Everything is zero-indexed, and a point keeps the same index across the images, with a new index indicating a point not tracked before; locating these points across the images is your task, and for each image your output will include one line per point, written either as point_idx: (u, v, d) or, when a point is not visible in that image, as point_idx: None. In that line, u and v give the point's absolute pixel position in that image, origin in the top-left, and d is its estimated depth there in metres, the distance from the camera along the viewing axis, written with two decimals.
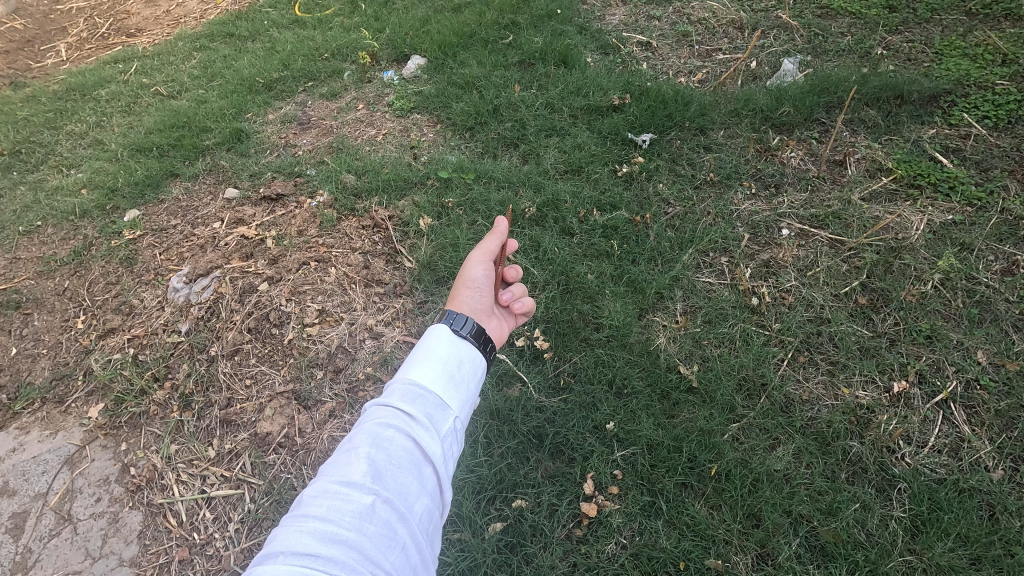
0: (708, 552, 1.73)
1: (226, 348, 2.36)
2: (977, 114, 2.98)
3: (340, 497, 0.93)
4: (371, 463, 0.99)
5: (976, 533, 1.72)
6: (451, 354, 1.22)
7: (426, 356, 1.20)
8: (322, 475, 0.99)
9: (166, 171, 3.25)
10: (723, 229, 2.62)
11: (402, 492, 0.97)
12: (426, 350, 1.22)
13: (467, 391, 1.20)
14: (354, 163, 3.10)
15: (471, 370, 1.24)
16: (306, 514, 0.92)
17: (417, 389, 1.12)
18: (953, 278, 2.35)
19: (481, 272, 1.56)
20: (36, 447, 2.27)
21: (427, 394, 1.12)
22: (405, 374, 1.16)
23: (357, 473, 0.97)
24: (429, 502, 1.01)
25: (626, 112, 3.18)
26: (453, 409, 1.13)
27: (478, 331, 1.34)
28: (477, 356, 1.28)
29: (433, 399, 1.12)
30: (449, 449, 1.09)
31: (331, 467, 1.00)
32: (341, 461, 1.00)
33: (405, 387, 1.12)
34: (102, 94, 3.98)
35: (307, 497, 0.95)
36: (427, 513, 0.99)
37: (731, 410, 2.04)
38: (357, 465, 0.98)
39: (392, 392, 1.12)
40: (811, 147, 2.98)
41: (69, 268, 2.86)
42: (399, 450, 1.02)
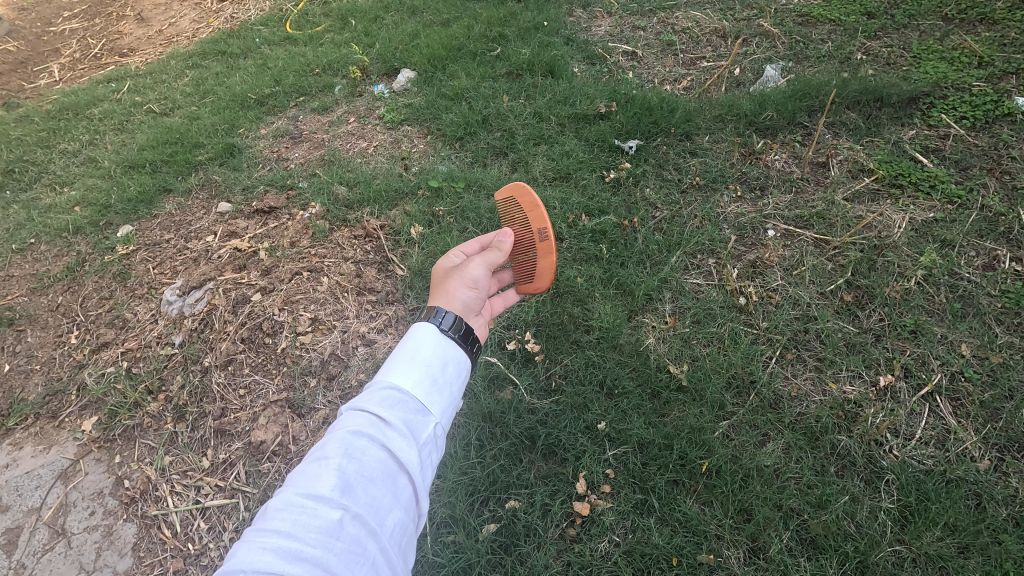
0: (701, 548, 1.75)
1: (220, 358, 2.38)
2: (955, 115, 3.04)
3: (307, 511, 0.94)
4: (341, 475, 0.99)
5: (965, 522, 1.74)
6: (434, 356, 1.23)
7: (408, 358, 1.20)
8: (291, 485, 0.99)
9: (159, 187, 3.28)
10: (710, 232, 2.66)
11: (373, 506, 0.98)
12: (408, 352, 1.22)
13: (449, 395, 1.21)
14: (346, 175, 3.15)
15: (454, 373, 1.24)
16: (272, 527, 0.92)
17: (396, 395, 1.13)
18: (936, 273, 2.39)
19: (479, 272, 1.56)
20: (30, 462, 2.27)
21: (406, 400, 1.13)
22: (385, 378, 1.16)
23: (326, 486, 0.97)
24: (402, 514, 1.02)
25: (613, 119, 3.24)
26: (432, 416, 1.14)
27: (466, 332, 1.33)
28: (461, 359, 1.28)
29: (412, 407, 1.13)
30: (426, 458, 1.10)
31: (301, 477, 1.00)
32: (311, 471, 1.01)
33: (384, 393, 1.13)
34: (95, 112, 4.02)
35: (275, 509, 0.96)
36: (399, 526, 1.00)
37: (721, 407, 2.07)
38: (327, 477, 0.99)
39: (370, 398, 1.12)
40: (794, 149, 3.04)
41: (63, 284, 2.87)
42: (372, 461, 1.03)
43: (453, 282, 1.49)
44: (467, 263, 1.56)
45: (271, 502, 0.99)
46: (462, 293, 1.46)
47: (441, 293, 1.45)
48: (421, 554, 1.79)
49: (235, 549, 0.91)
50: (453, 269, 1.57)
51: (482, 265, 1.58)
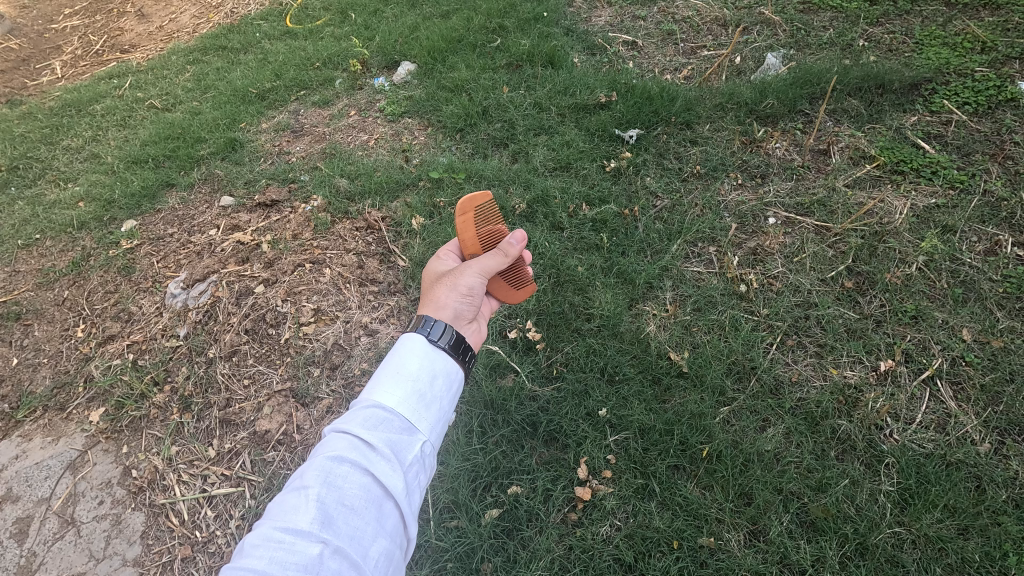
0: (701, 531, 1.76)
1: (225, 349, 2.40)
2: (957, 101, 3.02)
3: (285, 547, 0.95)
4: (321, 507, 1.00)
5: (964, 504, 1.75)
6: (422, 370, 1.23)
7: (394, 374, 1.21)
8: (271, 519, 1.00)
9: (162, 182, 3.30)
10: (711, 220, 2.66)
11: (355, 537, 0.99)
12: (395, 366, 1.23)
13: (438, 409, 1.22)
14: (347, 167, 3.16)
15: (445, 385, 1.25)
16: (250, 564, 0.94)
17: (381, 415, 1.14)
18: (937, 259, 2.39)
19: (475, 281, 1.61)
20: (39, 453, 2.31)
21: (392, 420, 1.14)
22: (370, 397, 1.17)
23: (305, 520, 0.98)
24: (387, 541, 1.02)
25: (613, 109, 3.23)
26: (420, 434, 1.15)
27: (456, 341, 1.34)
28: (453, 368, 1.29)
29: (398, 426, 1.14)
30: (413, 479, 1.11)
31: (281, 510, 1.01)
32: (291, 504, 1.01)
33: (368, 414, 1.14)
34: (98, 109, 4.04)
35: (253, 545, 0.97)
36: (384, 555, 1.01)
37: (721, 393, 2.08)
38: (308, 509, 0.99)
39: (354, 419, 1.14)
40: (795, 137, 3.03)
41: (68, 279, 2.90)
42: (354, 488, 1.04)
43: (444, 290, 1.55)
44: (462, 270, 1.61)
45: (250, 536, 1.00)
46: (455, 302, 1.53)
47: (431, 300, 1.51)
48: (424, 539, 1.81)
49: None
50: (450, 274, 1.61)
51: (478, 272, 1.61)
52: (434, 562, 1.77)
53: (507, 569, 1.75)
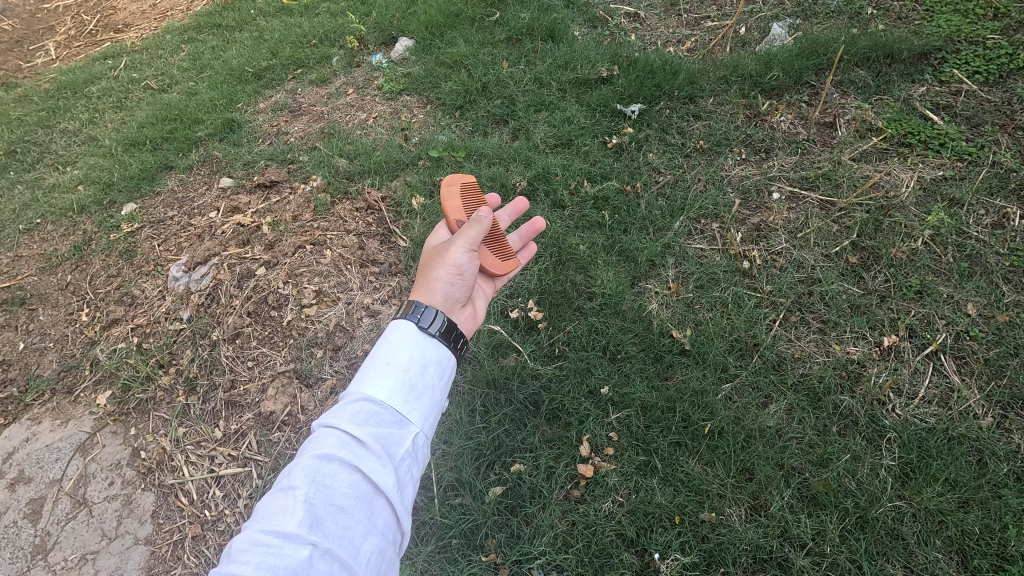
0: (703, 506, 1.78)
1: (228, 332, 2.41)
2: (967, 70, 2.95)
3: (273, 551, 0.95)
4: (309, 508, 1.00)
5: (965, 478, 1.75)
6: (412, 361, 1.24)
7: (382, 366, 1.21)
8: (259, 521, 1.00)
9: (160, 164, 3.28)
10: (714, 196, 2.63)
11: (345, 536, 0.99)
12: (384, 358, 1.23)
13: (430, 400, 1.22)
14: (346, 147, 3.12)
15: (436, 374, 1.27)
16: (237, 569, 0.94)
17: (370, 409, 1.14)
18: (943, 233, 2.36)
19: (463, 257, 1.60)
20: (49, 436, 2.34)
21: (381, 414, 1.14)
22: (358, 392, 1.17)
23: (293, 522, 0.98)
24: (379, 539, 1.02)
25: (614, 83, 3.17)
26: (410, 427, 1.16)
27: (448, 327, 1.36)
28: (444, 356, 1.31)
29: (388, 420, 1.14)
30: (404, 474, 1.11)
31: (268, 513, 1.01)
32: (279, 506, 1.01)
33: (357, 409, 1.14)
34: (93, 91, 3.99)
35: (240, 549, 0.97)
36: (376, 553, 1.01)
37: (724, 369, 2.08)
38: (296, 511, 0.99)
39: (343, 415, 1.14)
40: (800, 110, 2.97)
41: (70, 263, 2.90)
42: (344, 487, 1.04)
43: (435, 271, 1.56)
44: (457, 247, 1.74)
45: (238, 539, 1.00)
46: (445, 283, 1.54)
47: (424, 284, 1.52)
48: (429, 517, 1.83)
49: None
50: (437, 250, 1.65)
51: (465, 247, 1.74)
52: (439, 539, 1.80)
53: (511, 545, 1.78)
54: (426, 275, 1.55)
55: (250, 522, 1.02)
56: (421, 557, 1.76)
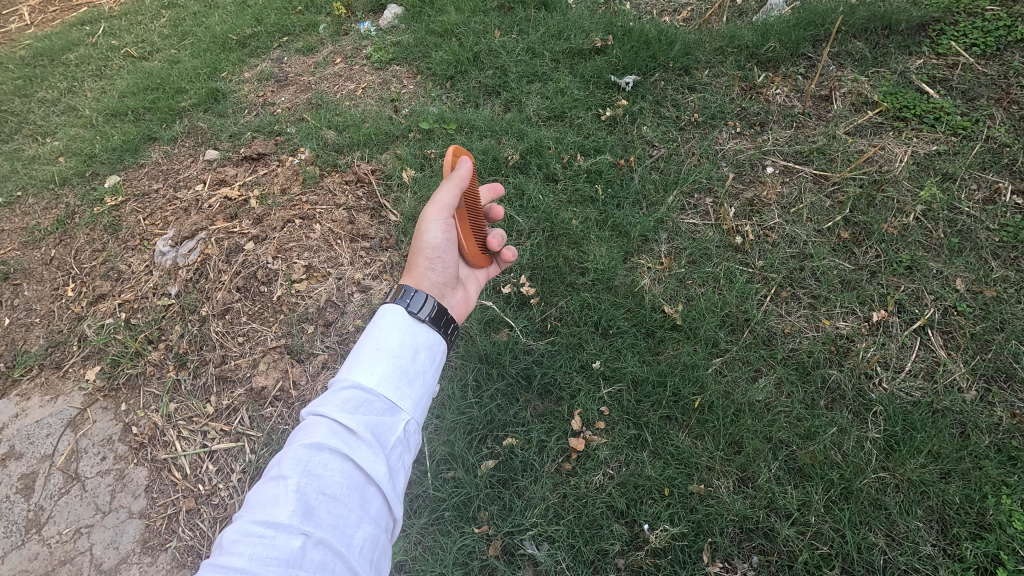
0: (692, 479, 1.81)
1: (217, 307, 2.39)
2: (965, 42, 2.91)
3: (265, 541, 0.95)
4: (301, 498, 1.00)
5: (948, 450, 1.79)
6: (403, 346, 1.24)
7: (373, 352, 1.21)
8: (250, 511, 1.00)
9: (144, 135, 3.19)
10: (708, 170, 2.61)
11: (338, 526, 0.99)
12: (374, 344, 1.23)
13: (421, 385, 1.23)
14: (334, 118, 3.05)
15: (427, 359, 1.28)
16: (229, 560, 0.94)
17: (362, 396, 1.15)
18: (935, 208, 2.36)
19: (440, 235, 1.55)
20: (39, 411, 2.33)
21: (373, 400, 1.15)
22: (346, 380, 1.17)
23: (285, 512, 0.98)
24: (372, 526, 1.03)
25: (609, 54, 3.11)
26: (402, 414, 1.16)
27: (438, 312, 1.35)
28: (435, 340, 1.32)
29: (379, 407, 1.15)
30: (396, 461, 1.12)
31: (260, 504, 1.01)
32: (270, 497, 1.01)
33: (348, 397, 1.14)
34: (71, 58, 3.86)
35: (232, 540, 0.97)
36: (369, 540, 1.02)
37: (714, 344, 2.09)
38: (289, 501, 1.00)
39: (333, 402, 1.14)
40: (796, 83, 2.93)
41: (54, 237, 2.84)
42: (336, 475, 1.04)
43: (421, 257, 1.55)
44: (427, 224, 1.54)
45: (229, 530, 1.00)
46: (432, 268, 1.55)
47: (411, 270, 1.53)
48: (422, 491, 1.85)
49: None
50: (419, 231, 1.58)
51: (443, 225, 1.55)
52: (432, 511, 1.82)
53: (503, 517, 1.80)
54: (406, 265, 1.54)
55: (241, 512, 1.02)
56: (414, 529, 1.78)
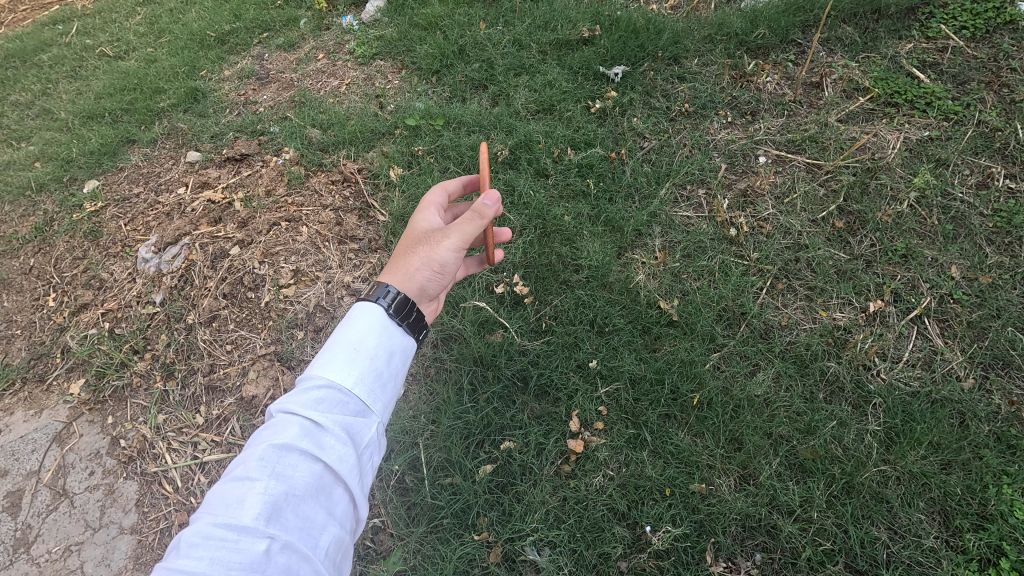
0: (693, 478, 1.79)
1: (204, 315, 2.33)
2: (955, 25, 2.89)
3: (228, 544, 0.91)
4: (267, 500, 0.96)
5: (948, 440, 1.78)
6: (380, 346, 1.21)
7: (349, 351, 1.17)
8: (212, 512, 0.96)
9: (122, 138, 3.11)
10: (700, 161, 2.58)
11: (304, 528, 0.96)
12: (351, 343, 1.19)
13: (393, 387, 1.21)
14: (318, 116, 2.98)
15: (401, 360, 1.25)
16: (187, 564, 0.89)
17: (334, 396, 1.11)
18: (929, 195, 2.34)
19: (450, 254, 1.50)
20: (23, 427, 2.27)
21: (346, 401, 1.12)
22: (315, 376, 1.13)
23: (249, 515, 0.94)
24: (338, 528, 1.01)
25: (597, 44, 3.05)
26: (374, 415, 1.14)
27: (417, 321, 1.33)
28: (409, 341, 1.30)
29: (352, 408, 1.12)
30: (365, 463, 1.10)
31: (221, 504, 0.97)
32: (234, 497, 0.97)
33: (320, 396, 1.10)
34: (44, 59, 3.74)
35: (191, 541, 0.92)
36: (334, 543, 1.00)
37: (712, 339, 2.07)
38: (254, 502, 0.95)
39: (304, 400, 1.10)
40: (787, 70, 2.90)
41: (32, 246, 2.76)
42: (304, 477, 1.01)
43: (418, 263, 1.47)
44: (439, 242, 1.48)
45: (188, 530, 0.95)
46: (427, 282, 1.48)
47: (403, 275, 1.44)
48: (420, 498, 1.82)
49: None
50: (427, 241, 1.50)
51: (456, 248, 1.49)
52: (430, 519, 1.79)
53: (503, 523, 1.77)
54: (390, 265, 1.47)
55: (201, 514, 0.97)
56: (414, 538, 1.75)
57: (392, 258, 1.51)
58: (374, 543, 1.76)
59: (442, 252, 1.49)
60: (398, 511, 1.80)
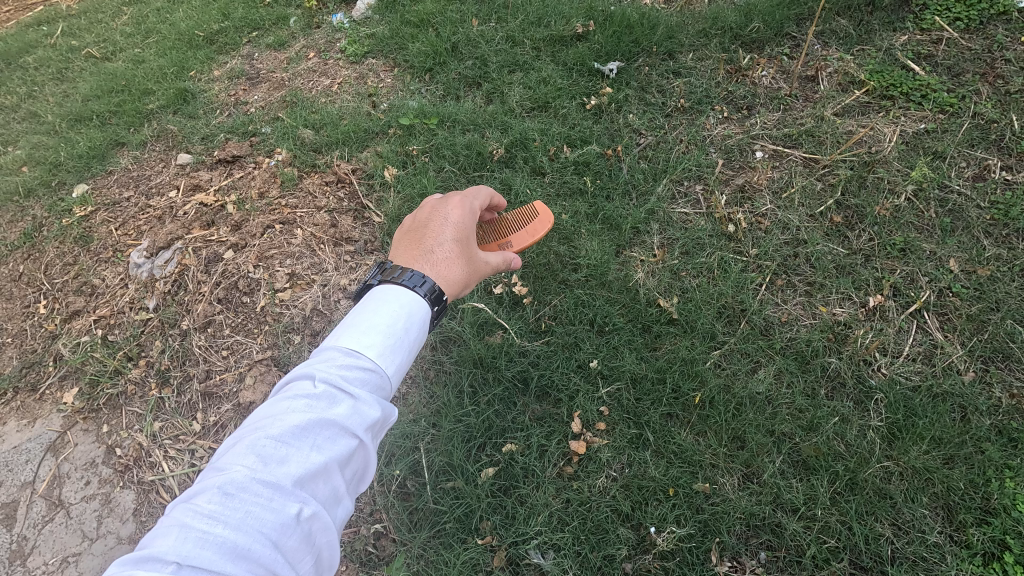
0: (697, 477, 1.78)
1: (198, 321, 2.30)
2: (948, 17, 2.88)
3: (262, 502, 0.85)
4: (301, 463, 0.91)
5: (950, 435, 1.78)
6: (413, 328, 1.16)
7: (385, 326, 1.12)
8: (239, 464, 0.89)
9: (111, 141, 3.06)
10: (697, 157, 2.56)
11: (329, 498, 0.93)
12: (387, 318, 1.13)
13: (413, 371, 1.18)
14: (310, 117, 2.94)
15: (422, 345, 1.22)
16: (215, 515, 0.82)
17: (368, 370, 1.06)
18: (926, 188, 2.34)
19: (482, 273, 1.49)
20: (16, 437, 2.23)
21: (378, 377, 1.07)
22: (344, 344, 1.07)
23: (283, 476, 0.88)
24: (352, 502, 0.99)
25: (590, 40, 3.03)
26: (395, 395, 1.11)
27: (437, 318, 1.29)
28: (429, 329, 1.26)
29: (381, 384, 1.07)
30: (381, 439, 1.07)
31: (250, 457, 0.90)
32: (266, 453, 0.90)
33: (354, 366, 1.05)
34: (29, 61, 3.68)
35: (218, 492, 0.85)
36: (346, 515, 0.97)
37: (712, 337, 2.06)
38: (285, 464, 0.90)
39: (337, 365, 1.04)
40: (782, 64, 2.88)
41: (22, 252, 2.72)
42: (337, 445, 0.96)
43: (466, 267, 1.39)
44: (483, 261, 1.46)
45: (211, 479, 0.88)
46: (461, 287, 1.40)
47: (449, 273, 1.33)
48: (422, 503, 1.80)
49: (162, 538, 0.80)
50: (474, 250, 1.45)
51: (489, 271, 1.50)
52: (433, 524, 1.77)
53: (506, 526, 1.76)
54: (427, 249, 1.35)
55: (220, 468, 0.89)
56: (417, 543, 1.73)
57: (434, 245, 1.37)
58: (377, 549, 1.74)
59: (481, 262, 1.45)
60: (401, 516, 1.78)
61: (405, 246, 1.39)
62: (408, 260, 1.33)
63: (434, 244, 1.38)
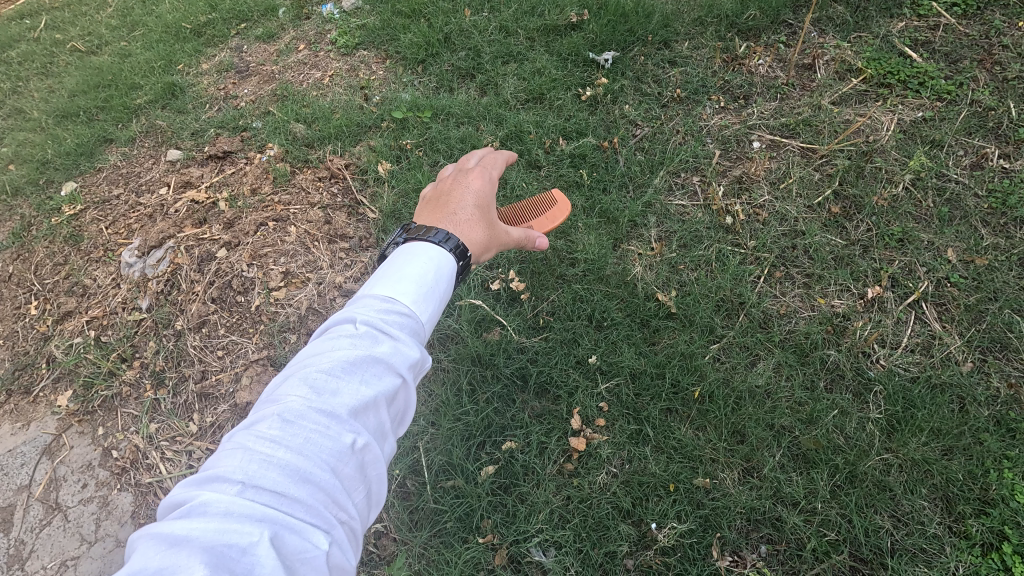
0: (697, 472, 1.78)
1: (192, 321, 2.27)
2: (945, 2, 2.85)
3: (318, 430, 0.84)
4: (353, 395, 0.89)
5: (948, 426, 1.78)
6: (443, 280, 1.15)
7: (418, 275, 1.10)
8: (291, 396, 0.87)
9: (98, 137, 3.00)
10: (693, 148, 2.54)
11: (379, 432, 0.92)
12: (419, 268, 1.11)
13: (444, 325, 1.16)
14: (302, 111, 2.89)
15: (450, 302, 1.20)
16: (273, 442, 0.81)
17: (406, 314, 1.04)
18: (924, 177, 2.32)
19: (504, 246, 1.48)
20: (11, 440, 2.21)
21: (415, 321, 1.05)
22: (381, 292, 1.06)
23: (335, 407, 0.87)
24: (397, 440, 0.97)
25: (585, 30, 2.98)
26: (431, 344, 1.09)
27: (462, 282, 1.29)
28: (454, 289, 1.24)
29: (419, 329, 1.06)
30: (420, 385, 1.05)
31: (302, 388, 0.89)
32: (316, 385, 0.89)
33: (393, 309, 1.03)
34: (12, 55, 3.61)
35: (274, 422, 0.84)
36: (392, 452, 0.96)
37: (711, 331, 2.05)
38: (337, 396, 0.88)
39: (376, 309, 1.02)
40: (778, 52, 2.85)
41: (11, 252, 2.68)
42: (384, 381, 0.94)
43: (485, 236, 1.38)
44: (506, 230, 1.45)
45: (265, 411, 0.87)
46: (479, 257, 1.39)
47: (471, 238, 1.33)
48: (422, 503, 1.80)
49: (224, 463, 0.80)
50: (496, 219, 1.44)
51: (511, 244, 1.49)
52: (434, 523, 1.77)
53: (507, 525, 1.76)
54: (450, 213, 1.36)
55: (274, 400, 0.89)
56: (418, 543, 1.73)
57: (455, 211, 1.37)
58: (377, 549, 1.74)
59: (502, 231, 1.44)
60: (401, 516, 1.78)
61: (427, 212, 1.39)
62: (431, 222, 1.33)
63: (456, 209, 1.38)
